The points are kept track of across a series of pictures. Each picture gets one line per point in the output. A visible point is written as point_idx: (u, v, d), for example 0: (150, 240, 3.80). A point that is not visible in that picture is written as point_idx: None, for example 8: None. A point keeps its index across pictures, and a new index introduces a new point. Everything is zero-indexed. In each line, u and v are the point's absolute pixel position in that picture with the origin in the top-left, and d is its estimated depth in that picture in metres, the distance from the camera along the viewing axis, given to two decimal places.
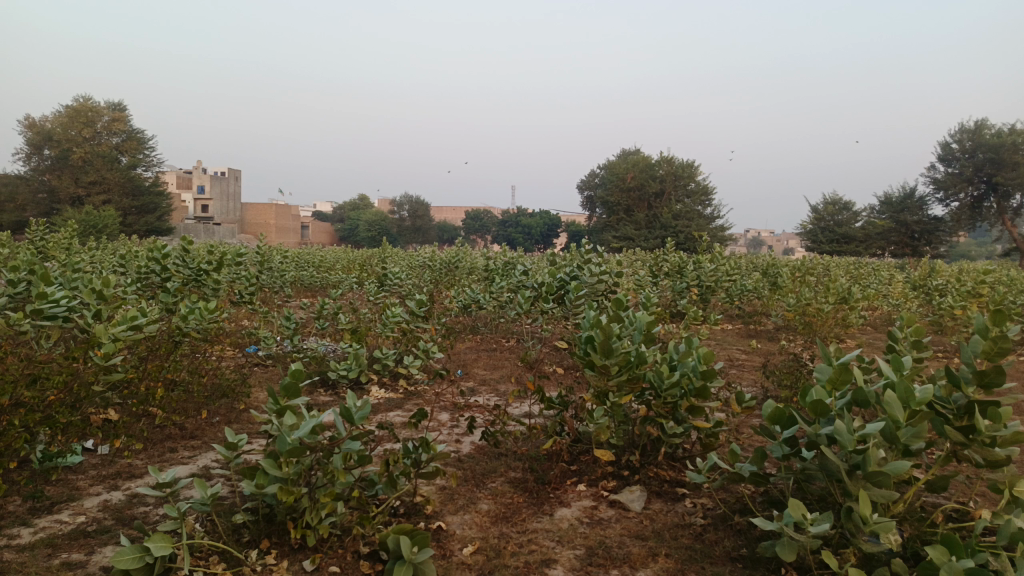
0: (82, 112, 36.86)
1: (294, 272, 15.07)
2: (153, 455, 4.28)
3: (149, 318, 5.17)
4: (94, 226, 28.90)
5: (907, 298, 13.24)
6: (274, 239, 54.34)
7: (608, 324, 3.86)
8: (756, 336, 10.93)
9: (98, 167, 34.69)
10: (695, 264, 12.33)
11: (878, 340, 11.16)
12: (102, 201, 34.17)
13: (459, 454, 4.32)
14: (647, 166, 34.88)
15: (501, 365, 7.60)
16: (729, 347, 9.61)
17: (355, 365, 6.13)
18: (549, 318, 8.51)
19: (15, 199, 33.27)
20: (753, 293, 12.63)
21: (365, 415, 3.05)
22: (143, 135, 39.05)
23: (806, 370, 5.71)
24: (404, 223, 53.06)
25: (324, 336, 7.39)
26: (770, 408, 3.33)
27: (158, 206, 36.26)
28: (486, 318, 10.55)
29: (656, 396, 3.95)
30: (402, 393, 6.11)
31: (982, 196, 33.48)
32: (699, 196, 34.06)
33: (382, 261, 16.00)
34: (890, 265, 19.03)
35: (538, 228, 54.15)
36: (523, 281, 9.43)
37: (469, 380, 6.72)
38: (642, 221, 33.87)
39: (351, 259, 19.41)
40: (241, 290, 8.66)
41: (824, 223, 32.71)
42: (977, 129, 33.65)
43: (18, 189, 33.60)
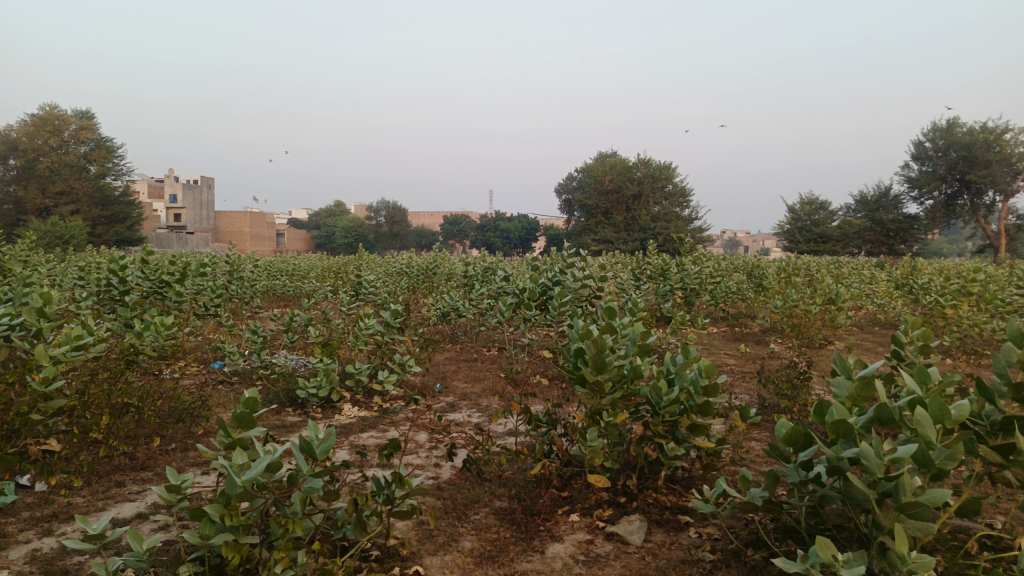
0: (48, 120, 35.94)
1: (267, 281, 14.57)
2: (97, 491, 3.85)
3: (96, 337, 4.73)
4: (60, 237, 28.07)
5: (893, 298, 13.07)
6: (248, 248, 53.48)
7: (600, 336, 3.53)
8: (743, 339, 10.65)
9: (65, 177, 33.80)
10: (678, 266, 12.06)
11: (867, 341, 10.94)
12: (70, 211, 33.28)
13: (439, 482, 3.95)
14: (625, 169, 34.71)
15: (482, 378, 7.23)
16: (717, 352, 9.32)
17: (326, 383, 5.72)
18: (531, 325, 8.16)
19: None
20: (737, 296, 12.37)
21: (328, 448, 2.68)
22: (112, 144, 38.20)
23: (804, 379, 5.41)
24: (381, 229, 52.48)
25: (294, 349, 6.97)
26: (784, 428, 3.00)
27: (128, 216, 35.40)
28: (466, 326, 10.17)
29: (653, 413, 3.61)
30: (377, 411, 5.72)
31: (956, 194, 33.72)
32: (677, 197, 33.96)
33: (358, 268, 15.56)
34: (871, 264, 18.94)
35: (517, 232, 53.82)
36: (503, 288, 9.07)
37: (449, 395, 6.33)
38: (621, 223, 33.66)
39: (325, 266, 18.91)
40: (206, 303, 8.21)
41: (801, 223, 32.74)
42: (950, 127, 33.93)
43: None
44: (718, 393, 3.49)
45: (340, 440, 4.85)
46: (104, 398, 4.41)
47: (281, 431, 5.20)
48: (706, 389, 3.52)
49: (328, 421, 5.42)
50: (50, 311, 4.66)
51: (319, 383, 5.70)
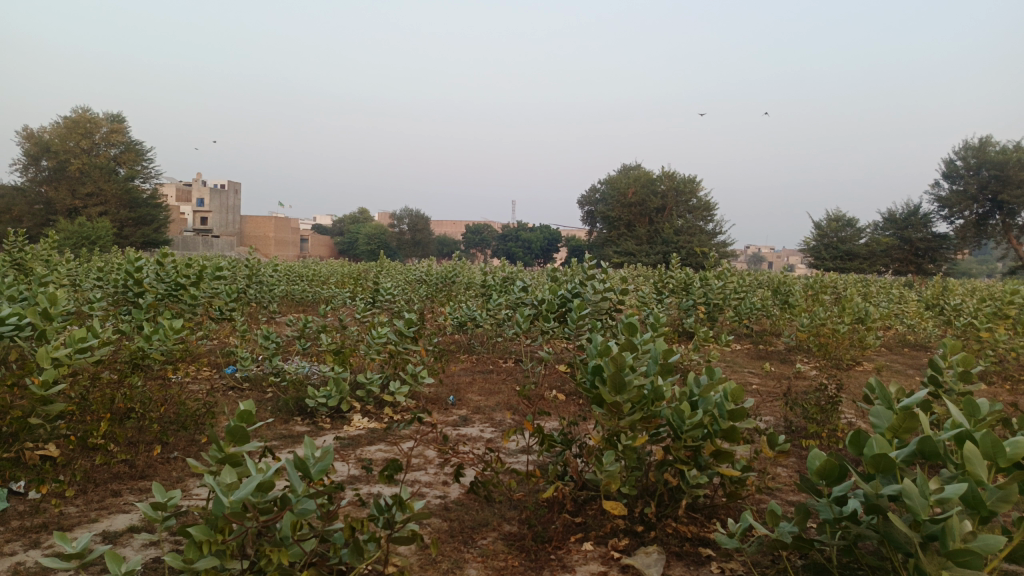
0: (81, 123, 36.51)
1: (285, 286, 14.53)
2: (92, 500, 3.71)
3: (101, 340, 4.61)
4: (86, 238, 28.37)
5: (923, 318, 12.70)
6: (271, 252, 53.84)
7: (619, 355, 3.35)
8: (767, 358, 10.36)
9: (95, 178, 34.23)
10: (701, 281, 11.82)
11: (896, 363, 10.60)
12: (99, 213, 33.69)
13: (446, 502, 3.76)
14: (649, 181, 34.43)
15: (498, 390, 7.05)
16: (740, 371, 9.05)
17: (336, 392, 5.57)
18: (549, 338, 7.97)
19: (11, 210, 32.84)
20: (762, 313, 12.08)
21: (324, 468, 2.52)
22: (142, 147, 38.67)
23: (833, 402, 5.16)
24: (403, 237, 52.60)
25: (307, 356, 6.83)
26: (817, 460, 2.77)
27: (155, 218, 35.75)
28: (483, 337, 9.99)
29: (674, 438, 3.41)
30: (387, 422, 5.55)
31: (988, 214, 33.02)
32: (701, 211, 33.60)
33: (377, 275, 15.47)
34: (899, 282, 18.51)
35: (538, 243, 53.65)
36: (522, 299, 8.88)
37: (462, 408, 6.15)
38: (644, 236, 33.33)
39: (344, 272, 18.84)
40: (221, 307, 8.12)
41: (827, 239, 32.23)
42: (982, 146, 33.26)
43: (13, 199, 33.11)
44: (745, 418, 3.28)
45: (347, 453, 4.68)
46: (105, 403, 4.28)
47: (287, 441, 5.04)
48: (732, 413, 3.31)
49: (337, 432, 5.26)
50: (55, 312, 4.55)
51: (329, 393, 5.54)
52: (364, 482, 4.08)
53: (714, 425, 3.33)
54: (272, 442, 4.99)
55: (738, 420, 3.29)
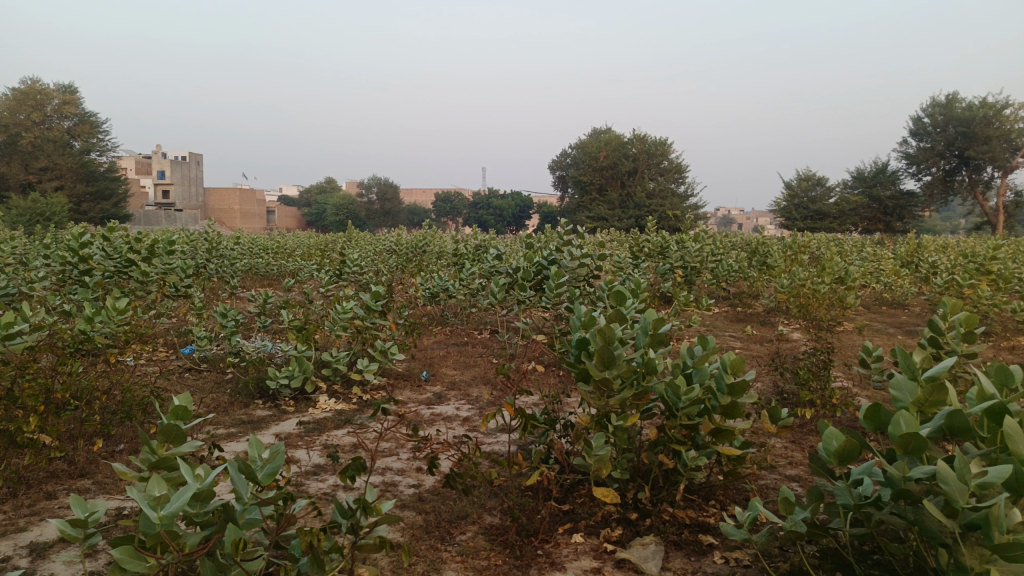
0: (31, 95, 34.97)
1: (249, 260, 13.97)
2: (21, 505, 3.31)
3: (31, 324, 4.15)
4: (41, 215, 27.27)
5: (899, 276, 12.60)
6: (237, 225, 52.61)
7: (607, 327, 3.02)
8: (747, 320, 10.16)
9: (49, 152, 32.87)
10: (678, 244, 11.55)
11: (875, 322, 10.47)
12: (54, 188, 32.42)
13: (421, 493, 3.44)
14: (620, 144, 34.04)
15: (473, 364, 6.72)
16: (722, 334, 8.82)
17: (299, 372, 5.19)
18: (526, 307, 7.64)
19: None
20: (739, 275, 11.87)
21: (273, 471, 2.18)
22: (97, 118, 37.21)
23: (826, 368, 4.92)
24: (372, 207, 51.70)
25: (269, 334, 6.43)
26: (835, 440, 2.47)
27: (114, 193, 34.51)
28: (456, 308, 9.62)
29: (668, 416, 3.11)
30: (356, 402, 5.19)
31: (955, 170, 33.21)
32: (673, 173, 33.32)
33: (345, 246, 14.97)
34: (872, 241, 18.46)
35: (510, 210, 53.12)
36: (495, 267, 8.51)
37: (436, 384, 5.81)
38: (616, 200, 33.00)
39: (311, 244, 18.27)
40: (177, 284, 7.64)
41: (798, 199, 32.23)
42: (948, 102, 33.34)
43: None
44: (746, 391, 3.00)
45: (312, 440, 4.32)
46: (38, 395, 3.86)
47: (247, 427, 4.66)
48: (732, 387, 3.02)
49: (301, 416, 4.89)
50: None
51: (292, 371, 5.16)
52: (330, 473, 3.73)
53: (713, 400, 3.04)
54: (230, 430, 4.61)
55: (739, 394, 3.00)
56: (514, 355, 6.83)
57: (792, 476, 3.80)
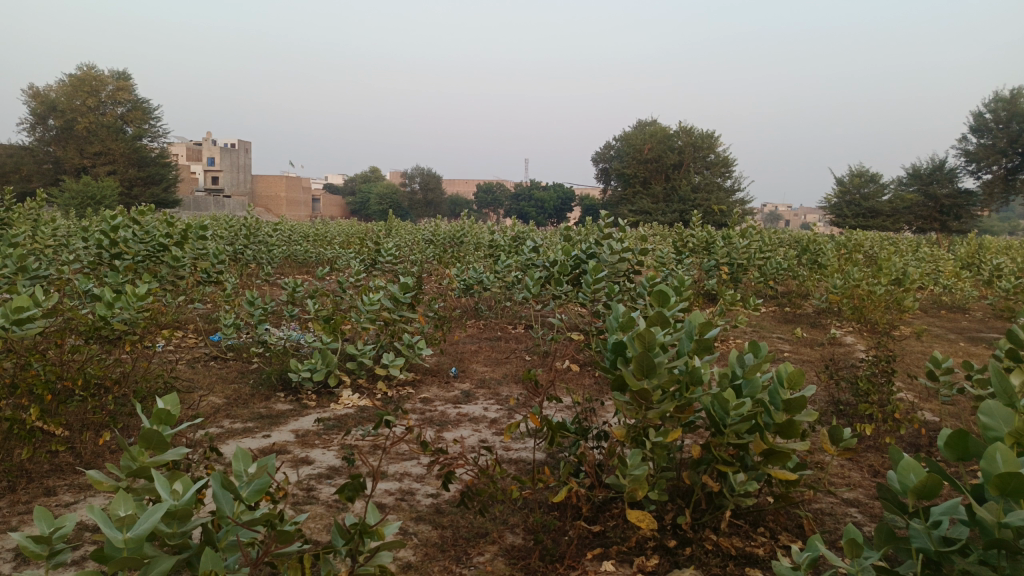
0: (86, 81, 35.77)
1: (287, 247, 13.92)
2: (18, 501, 3.14)
3: (42, 309, 4.00)
4: (92, 198, 27.82)
5: (960, 279, 11.93)
6: (282, 211, 53.21)
7: (648, 331, 2.70)
8: (795, 321, 9.67)
9: (103, 137, 33.56)
10: (725, 240, 11.09)
11: (934, 326, 9.88)
12: (107, 172, 33.12)
13: (438, 504, 3.17)
14: (665, 137, 33.33)
15: (505, 360, 6.44)
16: (769, 336, 8.38)
17: (321, 365, 4.96)
18: (562, 302, 7.33)
19: (19, 171, 32.40)
20: (788, 274, 11.35)
21: (261, 486, 1.95)
22: (149, 105, 37.92)
23: (886, 379, 4.51)
24: (414, 196, 51.80)
25: (296, 323, 6.23)
26: (914, 474, 2.11)
27: (164, 178, 35.13)
28: (491, 300, 9.36)
29: (714, 433, 2.78)
30: (380, 399, 4.96)
31: (1018, 168, 31.72)
32: (719, 167, 32.47)
33: (383, 235, 14.81)
34: (929, 241, 17.63)
35: (552, 202, 52.66)
36: (532, 259, 8.21)
37: (464, 382, 5.54)
38: (660, 194, 32.31)
39: (350, 232, 18.19)
40: (208, 269, 7.52)
41: (849, 196, 31.16)
42: (1013, 98, 31.83)
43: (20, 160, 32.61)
44: (803, 408, 2.66)
45: (330, 438, 4.10)
46: (46, 383, 3.69)
47: (264, 422, 4.46)
48: (788, 404, 2.68)
49: (322, 412, 4.66)
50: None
51: (315, 364, 4.94)
52: (344, 477, 3.50)
53: (766, 417, 2.71)
54: (248, 424, 4.41)
55: (795, 411, 2.66)
56: (548, 352, 6.53)
57: (850, 500, 3.43)
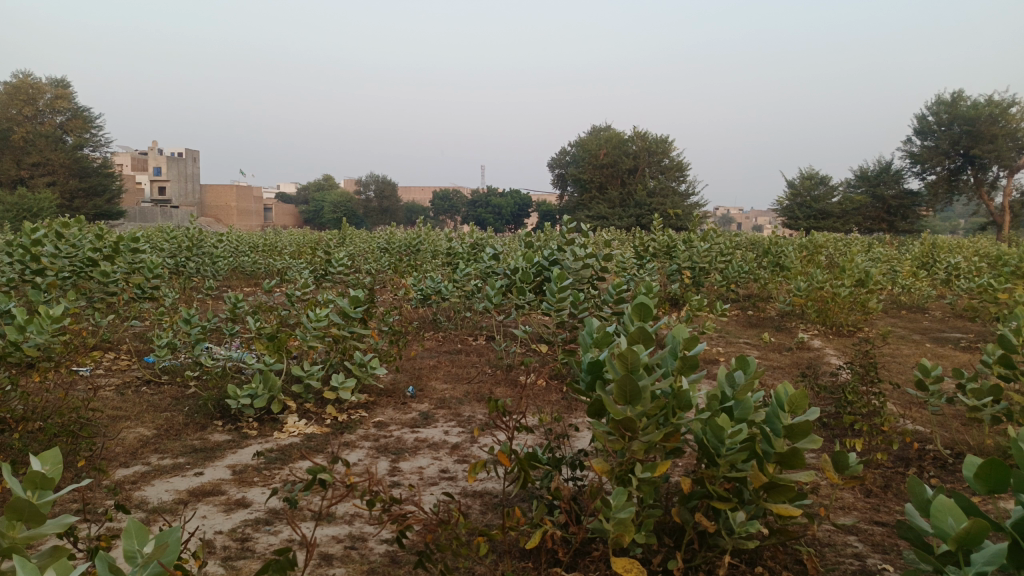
0: (23, 89, 34.14)
1: (234, 259, 13.29)
2: None
3: None
4: (28, 210, 26.54)
5: (918, 279, 11.96)
6: (232, 221, 51.87)
7: (630, 351, 2.35)
8: (760, 326, 9.51)
9: (41, 148, 32.10)
10: (686, 244, 10.89)
11: (897, 328, 9.82)
12: (47, 184, 31.68)
13: (393, 554, 2.78)
14: (620, 141, 33.40)
15: (466, 376, 6.05)
16: (736, 342, 8.17)
17: (263, 390, 4.52)
18: (524, 312, 6.98)
19: None
20: (749, 276, 11.22)
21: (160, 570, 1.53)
22: (90, 113, 36.45)
23: (871, 390, 4.25)
24: (370, 204, 51.04)
25: (238, 342, 5.76)
26: (953, 524, 1.78)
27: (107, 189, 33.75)
28: (450, 311, 8.96)
29: (708, 465, 2.44)
30: (329, 425, 4.53)
31: (960, 169, 32.58)
32: (674, 171, 32.65)
33: (336, 245, 14.27)
34: (882, 241, 17.80)
35: (508, 208, 52.43)
36: (492, 267, 7.84)
37: (422, 402, 5.14)
38: (616, 199, 32.30)
39: (301, 241, 17.60)
40: (143, 284, 6.96)
41: (800, 199, 31.60)
42: (953, 101, 32.74)
43: None
44: (807, 435, 2.33)
45: (271, 474, 3.66)
46: None
47: (198, 456, 3.99)
48: (790, 430, 2.35)
49: (264, 442, 4.22)
50: None
51: (255, 389, 4.49)
52: (285, 522, 3.07)
53: (765, 446, 2.38)
54: (179, 459, 3.95)
55: (798, 439, 2.33)
56: (511, 367, 6.16)
57: (849, 527, 3.13)
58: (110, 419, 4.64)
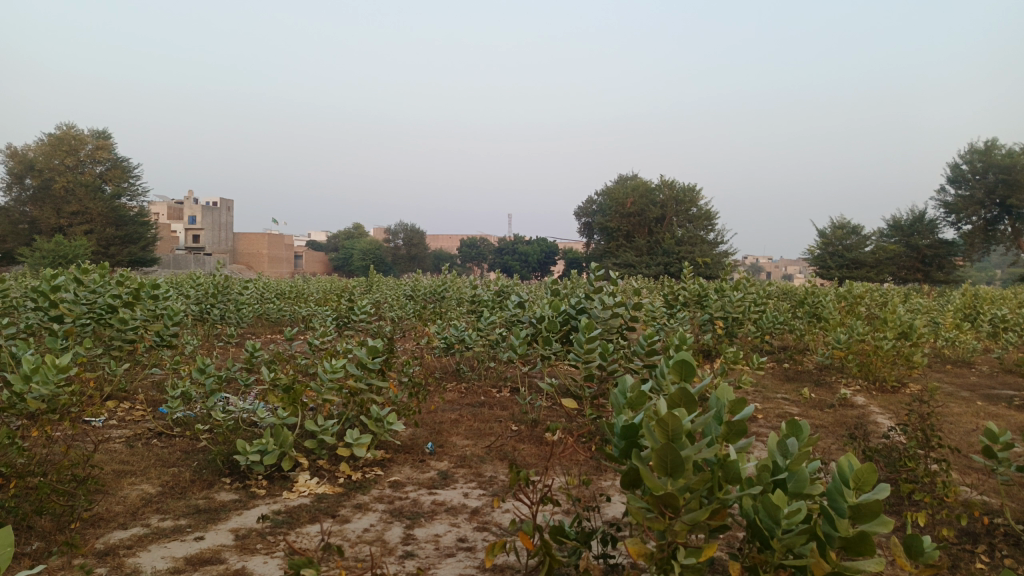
0: (66, 140, 35.23)
1: (260, 306, 13.24)
2: None
3: None
4: (65, 257, 27.05)
5: (963, 331, 11.44)
6: (262, 269, 52.51)
7: (671, 415, 2.07)
8: (797, 379, 9.09)
9: (80, 197, 32.84)
10: (718, 292, 10.57)
11: (944, 382, 9.32)
12: (85, 232, 32.36)
13: None
14: (647, 190, 33.31)
15: (489, 431, 5.77)
16: (773, 396, 7.77)
17: (274, 445, 4.27)
18: (550, 363, 6.70)
19: None
20: (784, 327, 10.82)
21: None
22: (129, 163, 37.41)
23: (930, 455, 3.89)
24: (398, 252, 51.41)
25: (252, 392, 5.55)
26: None
27: (142, 237, 34.39)
28: (474, 361, 8.71)
29: (762, 549, 2.13)
30: (342, 484, 4.26)
31: (996, 219, 31.85)
32: (702, 221, 32.41)
33: (362, 292, 14.18)
34: (921, 290, 17.24)
35: (535, 256, 52.41)
36: (517, 316, 7.60)
37: (442, 459, 4.86)
38: (644, 247, 32.08)
39: (327, 288, 17.55)
40: (161, 331, 6.84)
41: (832, 248, 31.06)
42: (987, 149, 32.19)
43: None
44: (876, 517, 2.03)
45: (275, 539, 3.40)
46: None
47: (201, 517, 3.75)
48: (857, 510, 2.04)
49: (272, 502, 3.96)
50: None
51: (266, 444, 4.25)
52: None
53: (827, 527, 2.07)
54: (181, 520, 3.71)
55: (866, 522, 2.03)
56: (537, 422, 5.87)
57: None
58: (115, 474, 4.44)
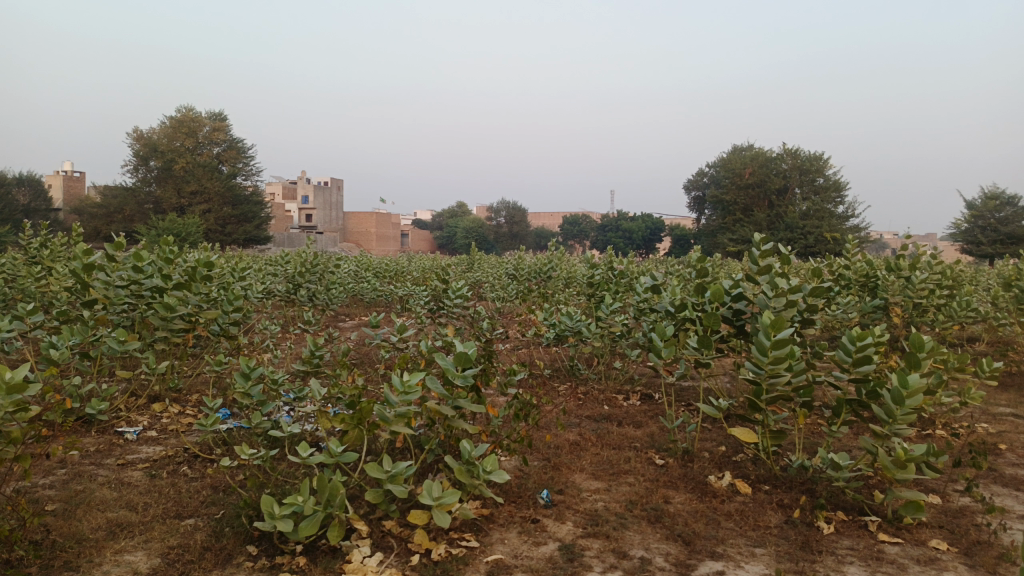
0: (185, 122, 35.62)
1: (350, 285, 12.16)
2: None
3: None
4: (177, 235, 27.27)
5: None
6: (369, 247, 52.83)
7: None
8: (1014, 386, 6.95)
9: (198, 177, 33.13)
10: (893, 270, 8.45)
11: None
12: (203, 211, 32.79)
13: None
14: (767, 160, 30.41)
15: (624, 463, 4.17)
16: (1000, 414, 5.75)
17: (315, 506, 2.83)
18: (700, 368, 5.01)
19: (124, 211, 32.82)
20: (976, 315, 8.62)
21: None
22: (243, 143, 37.66)
23: None
24: (501, 230, 50.50)
25: (310, 407, 4.19)
26: None
27: (257, 215, 34.66)
28: (590, 356, 7.12)
29: None
30: (415, 570, 2.79)
31: None
32: (830, 192, 29.26)
33: (460, 271, 12.88)
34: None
35: (641, 232, 50.00)
36: (650, 303, 5.91)
37: (564, 520, 3.30)
38: (764, 222, 29.36)
39: (424, 266, 16.40)
40: (218, 319, 5.55)
41: (982, 220, 27.33)
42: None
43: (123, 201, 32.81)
44: None
45: None
46: None
47: None
48: None
49: None
50: None
51: (302, 504, 2.81)
52: None
53: None
54: None
55: None
56: (690, 452, 4.22)
57: None
58: (106, 530, 3.15)
